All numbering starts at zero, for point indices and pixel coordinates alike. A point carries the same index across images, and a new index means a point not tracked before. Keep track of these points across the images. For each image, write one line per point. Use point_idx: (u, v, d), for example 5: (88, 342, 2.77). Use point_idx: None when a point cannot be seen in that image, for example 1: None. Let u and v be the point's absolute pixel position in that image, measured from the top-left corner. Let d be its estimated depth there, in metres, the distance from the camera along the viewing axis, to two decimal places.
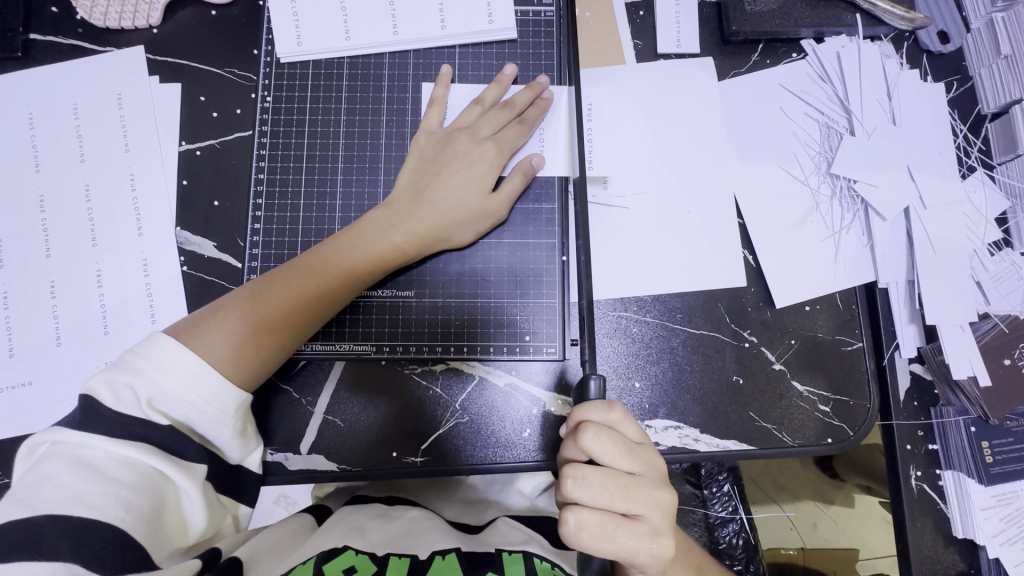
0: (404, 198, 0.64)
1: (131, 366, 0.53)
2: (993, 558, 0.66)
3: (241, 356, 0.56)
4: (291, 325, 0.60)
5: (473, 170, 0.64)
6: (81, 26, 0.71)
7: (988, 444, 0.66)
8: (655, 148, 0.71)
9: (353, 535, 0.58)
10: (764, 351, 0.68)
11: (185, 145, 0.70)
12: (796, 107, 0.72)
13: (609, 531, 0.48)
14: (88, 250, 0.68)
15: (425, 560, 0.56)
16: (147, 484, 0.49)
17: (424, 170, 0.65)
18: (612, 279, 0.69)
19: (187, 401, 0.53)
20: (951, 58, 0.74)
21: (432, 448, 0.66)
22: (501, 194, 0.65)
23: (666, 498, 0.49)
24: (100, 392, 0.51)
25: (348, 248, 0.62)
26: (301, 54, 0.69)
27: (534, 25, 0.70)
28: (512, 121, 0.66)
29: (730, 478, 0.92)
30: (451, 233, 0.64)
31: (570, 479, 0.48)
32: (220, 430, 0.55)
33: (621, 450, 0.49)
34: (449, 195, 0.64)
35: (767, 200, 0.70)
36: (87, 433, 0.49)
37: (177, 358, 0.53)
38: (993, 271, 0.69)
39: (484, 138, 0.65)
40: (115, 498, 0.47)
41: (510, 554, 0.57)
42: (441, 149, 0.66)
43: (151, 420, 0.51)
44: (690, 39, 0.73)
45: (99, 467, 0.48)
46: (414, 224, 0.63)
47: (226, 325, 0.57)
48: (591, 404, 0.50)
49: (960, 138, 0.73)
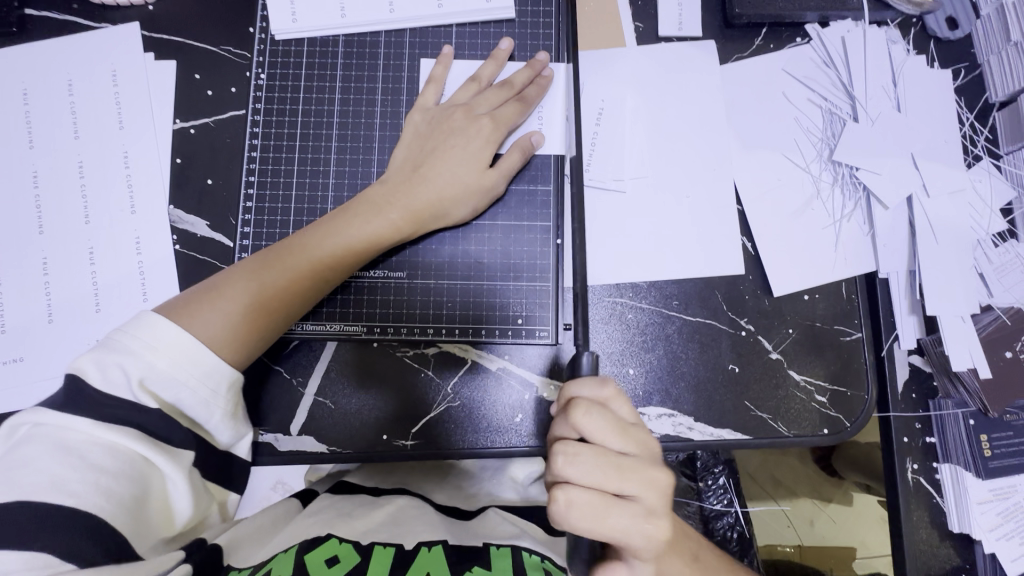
0: (400, 175, 0.64)
1: (121, 346, 0.52)
2: (989, 553, 0.65)
3: (233, 334, 0.56)
4: (285, 304, 0.59)
5: (469, 146, 0.64)
6: (77, 2, 0.71)
7: (987, 437, 0.65)
8: (654, 132, 0.70)
9: (337, 525, 0.58)
10: (761, 339, 0.67)
11: (179, 122, 0.70)
12: (799, 93, 0.71)
13: (601, 511, 0.47)
14: (81, 227, 0.68)
15: (410, 550, 0.55)
16: (129, 472, 0.49)
17: (420, 148, 0.64)
18: (608, 264, 0.68)
19: (179, 381, 0.52)
20: (959, 45, 0.72)
21: (423, 431, 0.65)
22: (499, 170, 0.64)
23: (662, 478, 0.48)
24: (87, 370, 0.51)
25: (341, 225, 0.61)
26: (296, 31, 0.68)
27: (533, 5, 0.69)
28: (510, 100, 0.65)
29: (726, 472, 0.92)
30: (447, 211, 0.64)
31: (562, 455, 0.48)
32: (211, 412, 0.55)
33: (613, 428, 0.48)
34: (445, 172, 0.63)
35: (768, 186, 0.69)
36: (71, 416, 0.49)
37: (167, 336, 0.52)
38: (996, 262, 0.68)
39: (481, 114, 0.64)
40: (95, 486, 0.47)
41: (499, 549, 0.57)
42: (436, 125, 0.65)
43: (140, 403, 0.51)
44: (691, 22, 0.71)
45: (83, 452, 0.48)
46: (409, 202, 0.62)
47: (218, 303, 0.56)
48: (583, 380, 0.50)
49: (966, 126, 0.71)
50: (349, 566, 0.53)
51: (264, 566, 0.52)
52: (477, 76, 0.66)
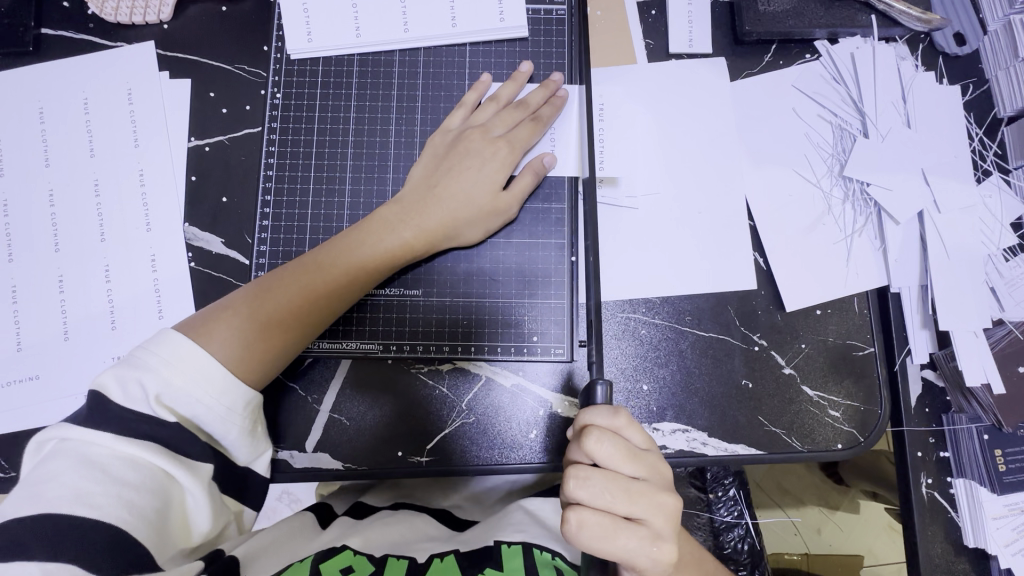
0: (414, 194, 0.64)
1: (142, 362, 0.52)
2: (1004, 568, 0.65)
3: (250, 354, 0.56)
4: (300, 324, 0.59)
5: (484, 168, 0.64)
6: (92, 21, 0.72)
7: (1000, 452, 0.65)
8: (666, 149, 0.71)
9: (351, 538, 0.60)
10: (773, 354, 0.68)
11: (194, 140, 0.70)
12: (809, 109, 0.71)
13: (611, 533, 0.47)
14: (97, 244, 0.68)
15: (422, 563, 0.57)
16: (150, 484, 0.49)
17: (435, 168, 0.65)
18: (621, 280, 0.69)
19: (195, 398, 0.52)
20: (968, 61, 0.73)
21: (437, 447, 0.66)
22: (513, 193, 0.64)
23: (670, 502, 0.49)
24: (109, 387, 0.51)
25: (357, 245, 0.62)
26: (311, 50, 0.69)
27: (545, 24, 0.70)
28: (525, 120, 0.66)
29: (735, 482, 0.92)
30: (461, 231, 0.64)
31: (572, 478, 0.48)
32: (228, 429, 0.55)
33: (624, 454, 0.48)
34: (460, 193, 0.63)
35: (779, 202, 0.70)
36: (94, 432, 0.49)
37: (187, 355, 0.53)
38: (1008, 276, 0.68)
39: (499, 136, 0.65)
40: (117, 498, 0.47)
41: (509, 547, 0.58)
42: (455, 146, 0.65)
43: (159, 417, 0.51)
44: (702, 39, 0.72)
45: (106, 466, 0.48)
46: (424, 221, 0.63)
47: (236, 323, 0.57)
48: (599, 409, 0.49)
49: (975, 141, 0.72)
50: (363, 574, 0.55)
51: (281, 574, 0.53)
52: (495, 97, 0.67)
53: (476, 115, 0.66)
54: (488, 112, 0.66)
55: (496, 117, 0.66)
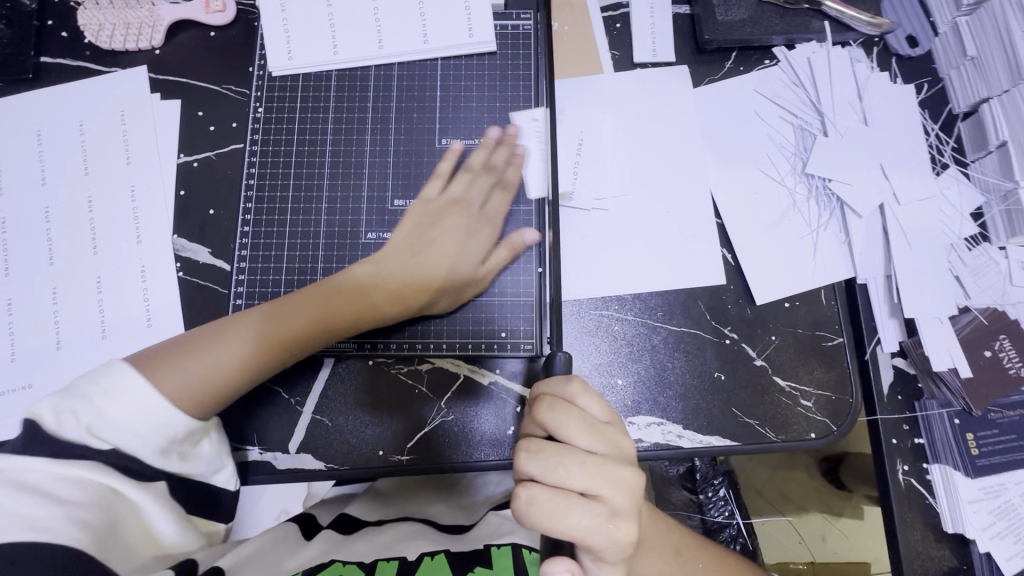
0: (399, 253, 0.67)
1: (79, 392, 0.53)
2: (984, 553, 0.65)
3: (198, 387, 0.57)
4: (254, 365, 0.60)
5: (469, 242, 0.68)
6: (89, 49, 0.76)
7: (972, 436, 0.66)
8: (634, 152, 0.74)
9: (338, 550, 0.61)
10: (745, 347, 0.69)
11: (183, 156, 0.74)
12: (770, 111, 0.74)
13: (562, 509, 0.48)
14: (89, 257, 0.71)
15: (414, 561, 0.60)
16: (96, 501, 0.50)
17: (420, 234, 0.68)
18: (595, 279, 0.71)
19: (131, 428, 0.53)
20: (920, 61, 0.76)
21: (416, 445, 0.67)
22: (489, 267, 0.68)
23: (628, 478, 0.48)
24: (44, 417, 0.51)
25: (337, 298, 0.63)
26: (293, 67, 0.73)
27: (513, 39, 0.74)
28: (494, 188, 0.70)
29: (725, 482, 0.94)
30: (439, 299, 0.66)
31: (524, 451, 0.49)
32: (170, 455, 0.55)
33: (580, 426, 0.49)
34: (443, 258, 0.67)
35: (745, 200, 0.72)
36: (29, 457, 0.50)
37: (124, 387, 0.53)
38: (971, 264, 0.70)
39: (478, 211, 0.69)
40: (66, 517, 0.48)
41: (499, 548, 0.62)
42: (439, 215, 0.69)
43: (92, 447, 0.52)
44: (665, 48, 0.76)
45: (48, 488, 0.49)
46: (406, 285, 0.65)
47: (193, 359, 0.58)
48: (553, 377, 0.52)
49: (932, 136, 0.75)
50: None
51: None
52: (467, 162, 0.70)
53: (452, 186, 0.70)
54: (464, 182, 0.70)
55: (473, 187, 0.70)
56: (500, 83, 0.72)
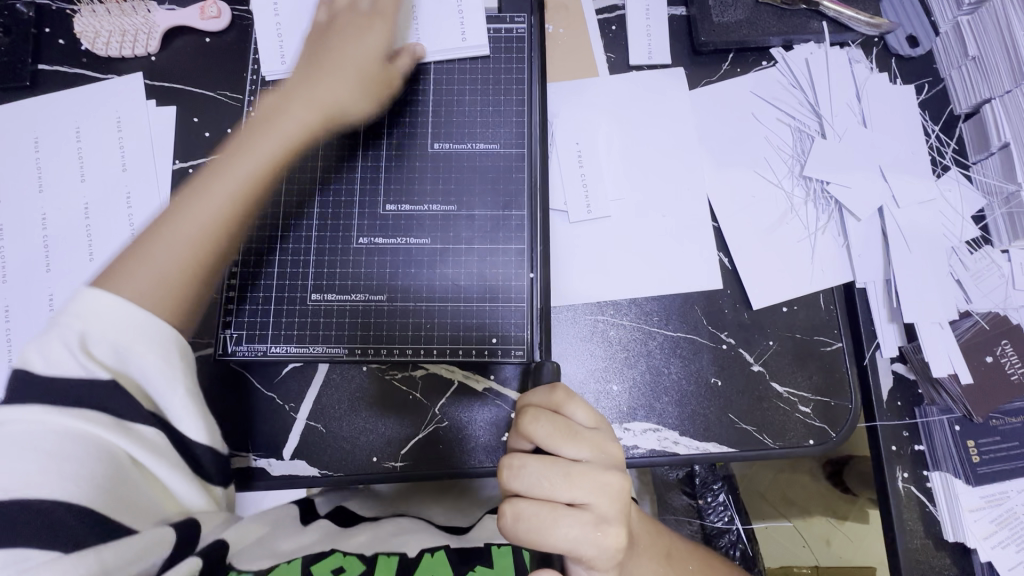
0: (267, 108, 0.67)
1: (64, 322, 0.49)
2: (986, 562, 0.64)
3: (151, 291, 0.54)
4: (218, 229, 0.59)
5: (365, 37, 0.68)
6: (86, 56, 0.76)
7: (973, 443, 0.65)
8: (630, 156, 0.73)
9: (338, 540, 0.62)
10: (742, 352, 0.69)
11: (178, 163, 0.74)
12: (767, 113, 0.74)
13: (549, 521, 0.47)
14: (85, 263, 0.72)
15: (414, 557, 0.60)
16: (95, 454, 0.46)
17: (308, 70, 0.67)
18: (590, 284, 0.71)
19: (126, 349, 0.49)
20: (921, 62, 0.75)
21: (410, 452, 0.67)
22: (393, 69, 0.70)
23: (615, 484, 0.48)
24: (35, 359, 0.48)
25: (256, 135, 0.64)
26: (284, 71, 0.72)
27: (506, 42, 0.73)
28: (366, 17, 0.69)
29: (724, 487, 0.93)
30: (345, 109, 0.67)
31: (507, 468, 0.49)
32: (172, 386, 0.51)
33: (564, 434, 0.49)
34: (333, 79, 0.67)
35: (742, 203, 0.72)
36: (20, 406, 0.46)
37: (93, 304, 0.50)
38: (972, 268, 0.69)
39: (368, 8, 0.69)
40: (60, 475, 0.44)
41: (499, 547, 0.62)
42: (327, 28, 0.69)
43: (88, 374, 0.48)
44: (661, 50, 0.75)
45: (37, 441, 0.44)
46: (313, 99, 0.66)
47: (159, 256, 0.56)
48: (535, 390, 0.52)
49: (933, 138, 0.73)
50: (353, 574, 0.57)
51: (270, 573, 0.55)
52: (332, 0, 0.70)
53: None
54: None
55: None
56: (495, 87, 0.72)
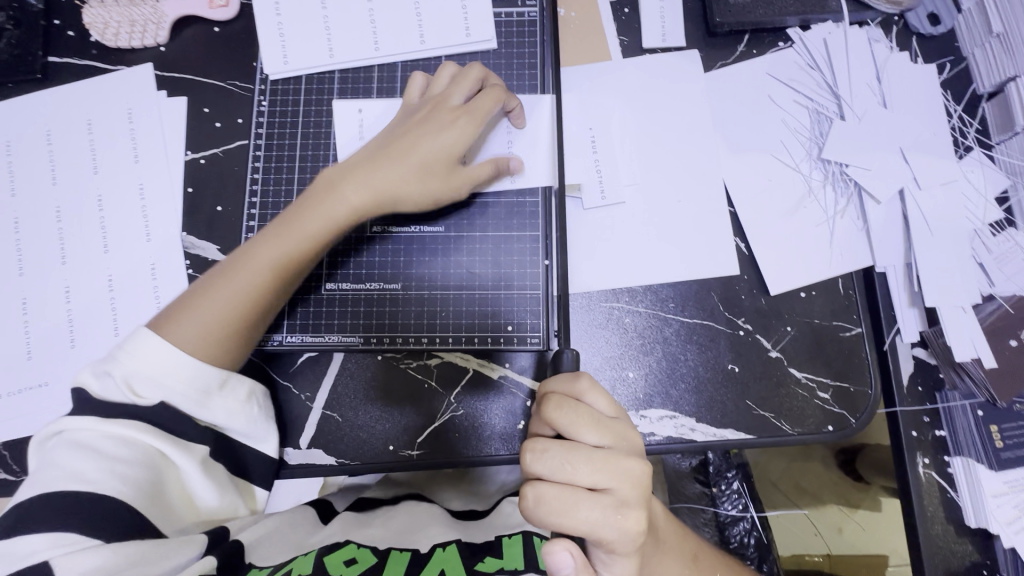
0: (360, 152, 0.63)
1: (116, 358, 0.55)
2: (1009, 547, 0.63)
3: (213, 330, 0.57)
4: (247, 300, 0.58)
5: (444, 133, 0.61)
6: (96, 48, 0.76)
7: (996, 428, 0.64)
8: (644, 141, 0.72)
9: (349, 534, 0.59)
10: (760, 338, 0.68)
11: (190, 153, 0.74)
12: (784, 95, 0.72)
13: (571, 505, 0.47)
14: (100, 256, 0.72)
15: (425, 553, 0.56)
16: (144, 460, 0.51)
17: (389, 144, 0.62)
18: (605, 271, 0.70)
19: (163, 381, 0.54)
20: (944, 40, 0.73)
21: (426, 440, 0.67)
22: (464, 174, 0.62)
23: (636, 469, 0.48)
24: (92, 383, 0.54)
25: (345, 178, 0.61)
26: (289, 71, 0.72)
27: (517, 27, 0.72)
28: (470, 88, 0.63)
29: (739, 475, 0.91)
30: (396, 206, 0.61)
31: (530, 452, 0.49)
32: (211, 407, 0.56)
33: (585, 421, 0.49)
34: (395, 188, 0.60)
35: (759, 187, 0.70)
36: (81, 418, 0.52)
37: (150, 347, 0.55)
38: (996, 251, 0.67)
39: (461, 104, 0.62)
40: (112, 472, 0.49)
41: (510, 537, 0.59)
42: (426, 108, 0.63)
43: (139, 403, 0.53)
44: (675, 32, 0.74)
45: (94, 445, 0.50)
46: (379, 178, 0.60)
47: (196, 308, 0.57)
48: (558, 375, 0.53)
49: (955, 118, 0.72)
50: (366, 565, 0.54)
51: (285, 566, 0.52)
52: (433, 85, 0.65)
53: (433, 82, 0.65)
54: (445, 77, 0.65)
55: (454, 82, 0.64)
56: (506, 71, 0.71)
